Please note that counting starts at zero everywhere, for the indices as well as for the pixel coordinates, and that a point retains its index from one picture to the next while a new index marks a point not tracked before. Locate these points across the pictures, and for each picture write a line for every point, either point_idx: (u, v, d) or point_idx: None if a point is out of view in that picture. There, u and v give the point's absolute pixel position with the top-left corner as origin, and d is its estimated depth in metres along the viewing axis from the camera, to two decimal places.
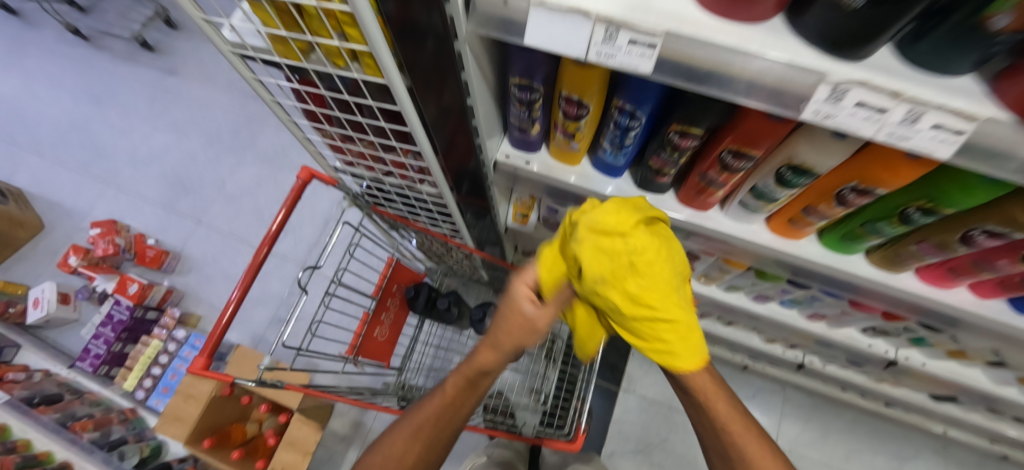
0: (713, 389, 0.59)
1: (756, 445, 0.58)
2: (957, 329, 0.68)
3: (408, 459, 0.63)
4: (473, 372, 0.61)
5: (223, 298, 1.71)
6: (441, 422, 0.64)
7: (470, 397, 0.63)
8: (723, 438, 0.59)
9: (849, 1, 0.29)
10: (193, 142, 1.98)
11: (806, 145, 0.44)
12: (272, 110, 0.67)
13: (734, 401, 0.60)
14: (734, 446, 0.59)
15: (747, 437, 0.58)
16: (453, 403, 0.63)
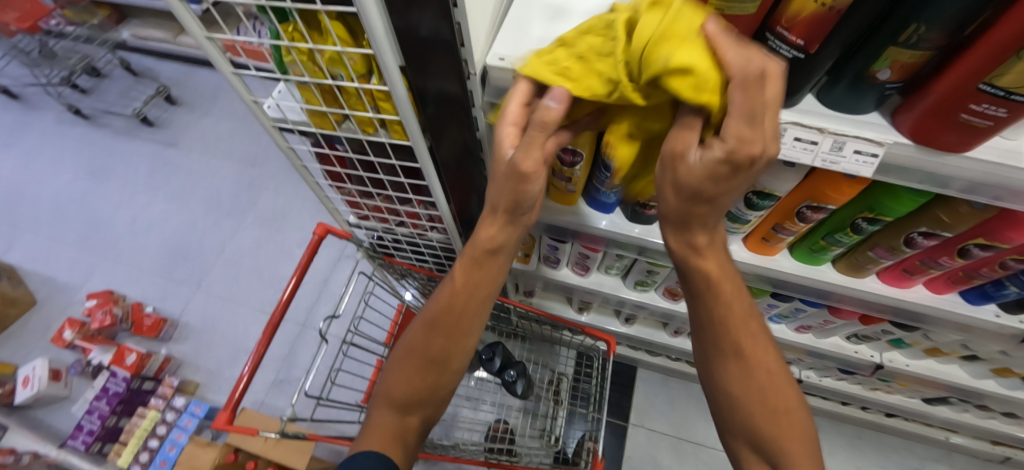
0: (719, 265, 0.51)
1: (749, 322, 0.53)
2: (925, 326, 0.76)
3: (430, 349, 0.63)
4: (479, 251, 0.58)
5: (221, 362, 1.69)
6: (456, 312, 0.62)
7: (481, 282, 0.60)
8: (717, 313, 0.52)
9: (774, 65, 0.39)
10: (192, 210, 2.04)
11: (766, 174, 0.54)
12: (299, 173, 0.75)
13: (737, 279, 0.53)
14: (731, 327, 0.53)
15: (735, 298, 0.52)
16: (463, 292, 0.61)
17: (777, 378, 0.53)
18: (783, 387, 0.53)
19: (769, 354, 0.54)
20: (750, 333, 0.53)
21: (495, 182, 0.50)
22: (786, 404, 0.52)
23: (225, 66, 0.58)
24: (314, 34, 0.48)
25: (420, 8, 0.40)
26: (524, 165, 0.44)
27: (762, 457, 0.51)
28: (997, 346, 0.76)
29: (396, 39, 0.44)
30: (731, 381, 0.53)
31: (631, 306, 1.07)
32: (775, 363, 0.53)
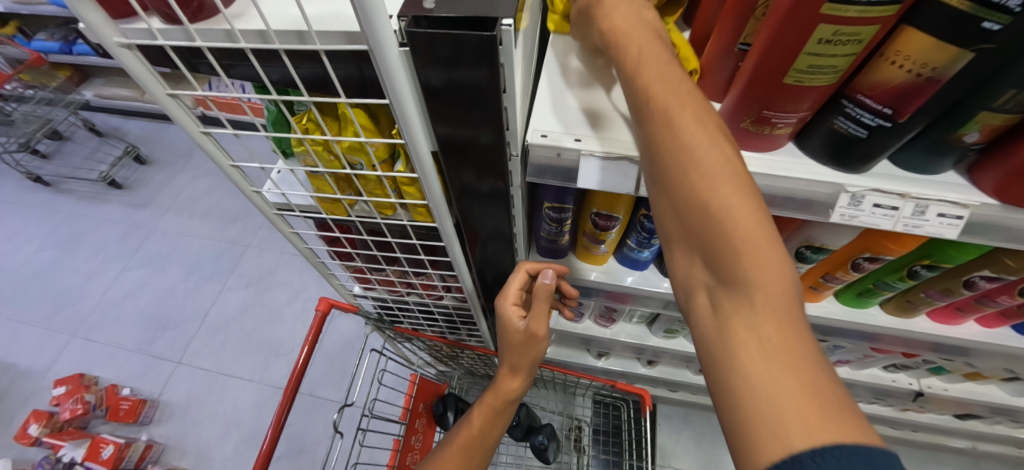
0: (618, 7, 0.37)
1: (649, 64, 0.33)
2: (971, 357, 0.74)
3: None
4: (497, 398, 0.62)
5: (210, 443, 1.54)
6: (470, 454, 0.61)
7: (496, 426, 0.63)
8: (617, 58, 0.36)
9: (850, 129, 0.36)
10: (170, 275, 1.91)
11: (822, 230, 0.50)
12: (304, 255, 0.69)
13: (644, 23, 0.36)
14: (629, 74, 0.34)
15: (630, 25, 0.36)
16: (481, 433, 0.62)
17: (712, 137, 0.30)
18: (719, 151, 0.30)
19: (700, 109, 0.31)
20: (653, 76, 0.33)
21: (509, 349, 0.59)
22: (725, 175, 0.29)
23: (222, 157, 0.51)
24: (331, 122, 0.44)
25: (424, 62, 0.33)
26: (536, 330, 0.55)
27: (699, 266, 0.30)
28: None
29: (428, 120, 0.40)
30: (645, 160, 0.34)
31: (655, 351, 1.03)
32: (712, 116, 0.32)
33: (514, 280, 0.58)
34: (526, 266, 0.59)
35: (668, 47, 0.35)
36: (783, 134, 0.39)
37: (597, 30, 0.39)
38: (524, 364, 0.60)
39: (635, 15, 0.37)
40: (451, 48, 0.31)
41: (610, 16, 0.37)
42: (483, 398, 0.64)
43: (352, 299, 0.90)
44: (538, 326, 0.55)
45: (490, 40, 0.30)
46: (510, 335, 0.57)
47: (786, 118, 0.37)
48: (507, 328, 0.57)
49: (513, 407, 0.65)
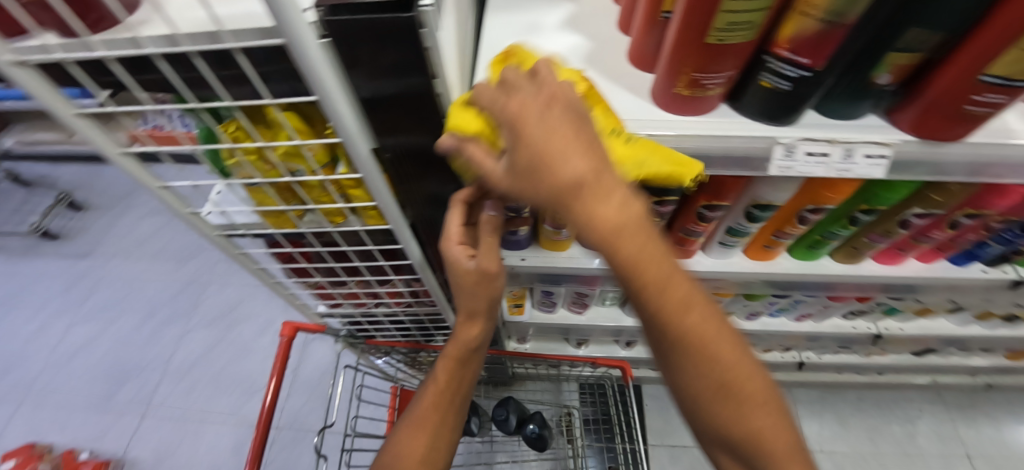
0: (620, 219, 0.31)
1: (685, 306, 0.34)
2: (917, 293, 0.79)
3: (416, 454, 0.58)
4: (460, 347, 0.60)
5: None
6: (443, 408, 0.61)
7: (464, 375, 0.62)
8: (635, 290, 0.33)
9: (778, 86, 0.38)
10: (124, 324, 1.79)
11: (766, 188, 0.52)
12: (257, 276, 0.66)
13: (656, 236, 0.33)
14: (665, 311, 0.34)
15: (648, 241, 0.32)
16: (449, 387, 0.62)
17: (742, 361, 0.36)
18: (751, 376, 0.37)
19: (729, 337, 0.36)
20: (691, 317, 0.34)
21: (464, 293, 0.53)
22: (759, 393, 0.36)
23: (150, 180, 0.47)
24: (262, 131, 0.42)
25: (346, 51, 0.32)
26: (488, 267, 0.49)
27: (740, 462, 0.38)
28: (980, 296, 0.80)
29: (363, 115, 0.38)
30: (686, 384, 0.37)
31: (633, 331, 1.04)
32: (734, 337, 0.37)
33: (451, 217, 0.49)
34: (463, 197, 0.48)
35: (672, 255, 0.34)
36: (715, 96, 0.40)
37: (585, 233, 0.31)
38: (480, 309, 0.56)
39: (648, 228, 0.32)
40: (372, 35, 0.30)
41: (606, 220, 0.30)
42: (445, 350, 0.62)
43: (318, 319, 0.87)
44: (486, 265, 0.49)
45: (410, 22, 0.29)
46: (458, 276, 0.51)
47: (715, 78, 0.38)
48: (456, 270, 0.51)
49: (479, 352, 0.62)
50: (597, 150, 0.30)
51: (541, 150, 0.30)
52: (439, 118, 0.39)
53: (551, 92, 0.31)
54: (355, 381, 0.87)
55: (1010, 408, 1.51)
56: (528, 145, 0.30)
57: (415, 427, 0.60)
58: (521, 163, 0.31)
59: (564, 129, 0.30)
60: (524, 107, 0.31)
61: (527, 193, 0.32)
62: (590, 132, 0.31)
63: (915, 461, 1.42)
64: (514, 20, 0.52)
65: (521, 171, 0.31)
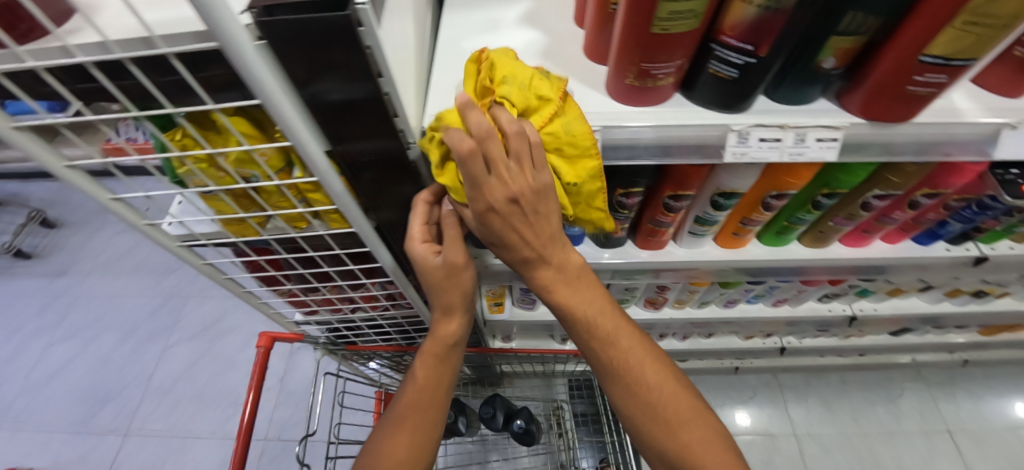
0: (559, 277, 0.46)
1: (614, 336, 0.48)
2: (887, 274, 0.80)
3: (397, 453, 0.57)
4: (439, 345, 0.59)
5: None
6: (423, 407, 0.60)
7: (444, 373, 0.61)
8: (574, 325, 0.48)
9: (726, 73, 0.38)
10: (103, 343, 1.74)
11: (728, 176, 0.53)
12: (225, 286, 0.65)
13: (592, 287, 0.48)
14: (598, 340, 0.49)
15: (584, 298, 0.48)
16: (429, 385, 0.61)
17: (666, 378, 0.49)
18: (673, 390, 0.49)
19: (655, 360, 0.50)
20: (621, 347, 0.49)
21: (437, 289, 0.53)
22: (681, 402, 0.49)
23: (100, 192, 0.46)
24: (212, 137, 0.41)
25: (285, 53, 0.31)
26: (456, 259, 0.50)
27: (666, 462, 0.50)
28: (947, 274, 0.82)
29: (312, 118, 0.38)
30: (619, 396, 0.50)
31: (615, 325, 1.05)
32: (661, 361, 0.50)
33: (415, 216, 0.48)
34: (422, 199, 0.48)
35: (611, 304, 0.49)
36: (668, 86, 0.41)
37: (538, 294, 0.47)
38: (456, 303, 0.55)
39: (583, 283, 0.48)
40: (310, 35, 0.30)
41: (550, 287, 0.47)
42: (424, 347, 0.61)
43: (295, 328, 0.86)
44: (450, 261, 0.50)
45: (346, 20, 0.29)
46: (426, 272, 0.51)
47: (664, 68, 0.38)
48: (422, 267, 0.51)
49: (460, 349, 0.61)
50: (549, 238, 0.43)
51: (503, 238, 0.41)
52: (392, 119, 0.39)
53: (522, 197, 0.38)
54: (337, 388, 0.86)
55: (988, 383, 1.55)
56: (493, 232, 0.40)
57: (395, 427, 0.59)
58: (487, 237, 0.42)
59: (521, 226, 0.40)
60: (497, 209, 0.38)
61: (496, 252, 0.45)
62: (540, 221, 0.41)
63: (899, 439, 1.45)
64: (471, 17, 0.52)
65: (487, 242, 0.43)
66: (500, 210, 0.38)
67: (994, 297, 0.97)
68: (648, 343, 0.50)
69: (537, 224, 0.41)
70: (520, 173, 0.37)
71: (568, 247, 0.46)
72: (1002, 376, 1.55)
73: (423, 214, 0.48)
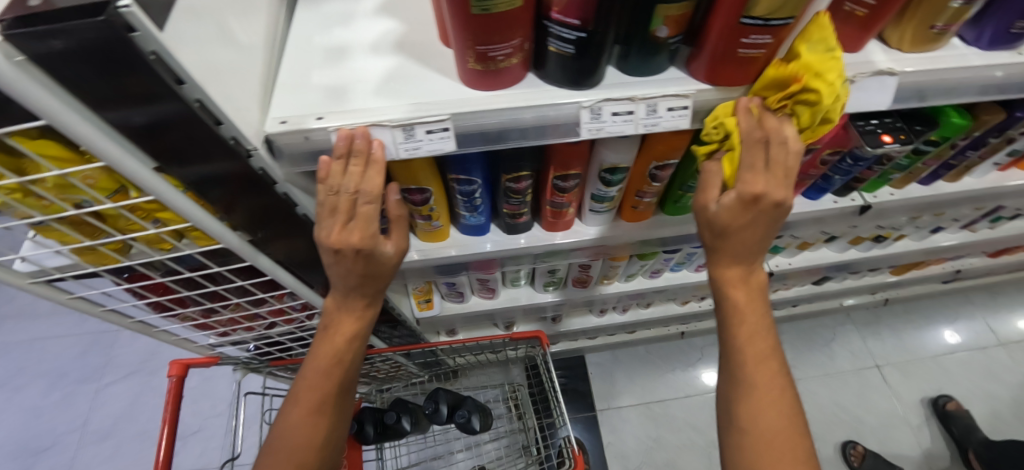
0: (739, 280, 0.50)
1: (759, 362, 0.49)
2: (790, 230, 0.85)
3: (316, 440, 0.51)
4: (349, 324, 0.51)
5: None
6: (341, 388, 0.53)
7: (352, 349, 0.52)
8: (729, 330, 0.51)
9: (565, 50, 0.38)
10: (26, 395, 1.50)
11: (608, 151, 0.54)
12: (109, 320, 0.60)
13: (762, 313, 0.51)
14: (745, 351, 0.50)
15: (754, 314, 0.50)
16: (337, 363, 0.51)
17: (783, 435, 0.47)
18: (790, 442, 0.47)
19: (783, 413, 0.48)
20: (760, 369, 0.49)
21: (373, 279, 0.48)
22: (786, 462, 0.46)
23: None
24: (26, 165, 0.37)
25: (55, 66, 0.27)
26: (401, 245, 0.48)
27: None
28: (842, 224, 0.88)
29: (125, 137, 0.34)
30: (734, 415, 0.50)
31: (553, 306, 1.06)
32: (791, 419, 0.48)
33: (369, 198, 0.41)
34: (381, 191, 0.41)
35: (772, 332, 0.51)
36: (515, 66, 0.40)
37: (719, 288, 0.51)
38: (379, 282, 0.49)
39: (758, 300, 0.51)
40: (76, 46, 0.26)
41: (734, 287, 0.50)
42: (334, 329, 0.51)
43: (212, 351, 0.81)
44: (399, 255, 0.48)
45: (110, 28, 0.26)
46: (377, 266, 0.46)
47: (500, 50, 0.37)
48: (377, 262, 0.46)
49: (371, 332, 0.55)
50: (763, 242, 0.47)
51: (732, 229, 0.45)
52: (220, 130, 0.36)
53: (785, 203, 0.43)
54: (264, 407, 0.82)
55: (907, 317, 1.68)
56: (729, 222, 0.45)
57: (296, 421, 0.50)
58: (722, 222, 0.45)
59: (763, 226, 0.45)
60: (759, 204, 0.43)
61: (706, 234, 0.48)
62: (770, 221, 0.45)
63: (836, 379, 1.56)
64: (324, 12, 0.49)
65: (714, 227, 0.46)
66: (759, 205, 0.43)
67: (892, 240, 1.05)
68: (791, 401, 0.49)
69: (765, 231, 0.45)
70: (788, 182, 0.43)
71: (759, 259, 0.49)
72: (919, 310, 1.69)
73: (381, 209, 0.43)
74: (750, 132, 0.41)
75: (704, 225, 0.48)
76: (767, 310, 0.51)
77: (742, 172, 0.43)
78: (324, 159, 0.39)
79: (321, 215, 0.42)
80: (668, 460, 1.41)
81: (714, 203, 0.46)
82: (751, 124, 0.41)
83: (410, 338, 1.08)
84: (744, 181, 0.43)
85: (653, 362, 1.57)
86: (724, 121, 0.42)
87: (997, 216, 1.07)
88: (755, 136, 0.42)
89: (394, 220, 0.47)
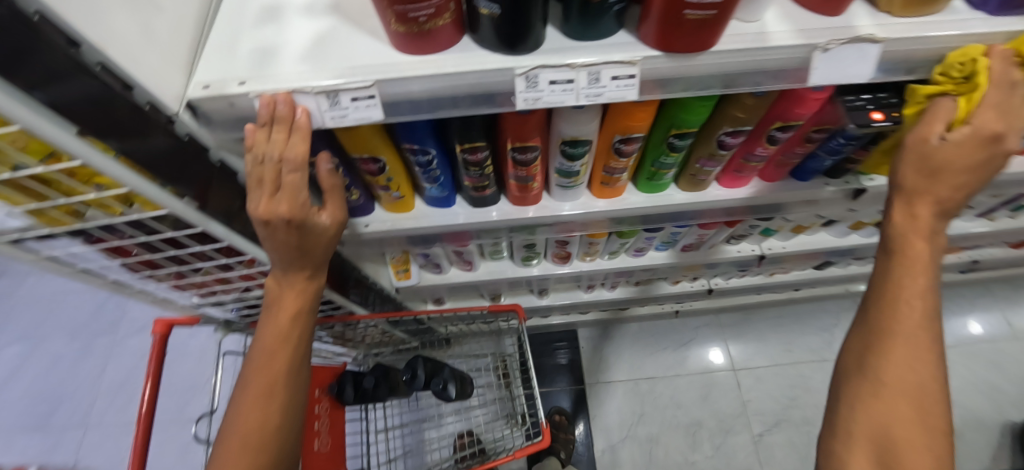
0: (923, 231, 0.45)
1: (920, 325, 0.45)
2: (782, 212, 0.80)
3: (270, 421, 0.52)
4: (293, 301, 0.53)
5: None
6: (294, 365, 0.54)
7: (299, 326, 0.54)
8: (891, 285, 0.46)
9: (492, 10, 0.35)
10: (45, 346, 1.58)
11: (565, 123, 0.51)
12: (82, 279, 0.61)
13: (934, 273, 0.46)
14: (901, 308, 0.45)
15: (926, 275, 0.45)
16: (285, 340, 0.53)
17: (914, 394, 0.44)
18: (920, 405, 0.44)
19: (923, 376, 0.44)
20: (914, 328, 0.45)
21: (311, 252, 0.50)
22: (911, 421, 0.43)
23: None
24: None
25: None
26: (338, 218, 0.49)
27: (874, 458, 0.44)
28: (838, 208, 0.83)
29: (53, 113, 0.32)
30: (867, 363, 0.47)
31: (535, 281, 1.06)
32: (932, 386, 0.44)
33: (301, 172, 0.41)
34: (308, 158, 0.40)
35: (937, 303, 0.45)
36: (445, 29, 0.37)
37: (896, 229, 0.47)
38: (315, 256, 0.50)
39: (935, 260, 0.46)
40: None
41: (914, 231, 0.45)
42: (280, 307, 0.52)
43: (194, 311, 0.84)
44: (337, 225, 0.50)
45: None
46: (313, 237, 0.48)
47: (420, 10, 0.33)
48: (313, 234, 0.47)
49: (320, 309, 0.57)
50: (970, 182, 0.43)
51: (948, 167, 0.42)
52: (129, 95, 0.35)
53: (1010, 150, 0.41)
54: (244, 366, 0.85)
55: None
56: (948, 159, 0.42)
57: (249, 406, 0.52)
58: (942, 159, 0.42)
59: (981, 172, 0.42)
60: (991, 145, 0.40)
61: (909, 171, 0.45)
62: (988, 161, 0.42)
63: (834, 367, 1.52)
64: None
65: (929, 163, 0.43)
66: (990, 147, 0.41)
67: None
68: (937, 373, 0.45)
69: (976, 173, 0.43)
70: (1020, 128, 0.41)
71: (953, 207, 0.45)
72: None
73: (307, 177, 0.42)
74: (1003, 73, 0.39)
75: (911, 162, 0.44)
76: (937, 274, 0.46)
77: (982, 111, 0.40)
78: (249, 127, 0.39)
79: (250, 187, 0.42)
80: (652, 434, 1.43)
81: (937, 139, 0.42)
82: (1004, 66, 0.39)
83: (393, 306, 1.10)
84: (985, 120, 0.40)
85: (645, 339, 1.56)
86: (979, 59, 0.39)
87: (1019, 205, 0.99)
88: (1008, 77, 0.39)
89: (328, 192, 0.48)
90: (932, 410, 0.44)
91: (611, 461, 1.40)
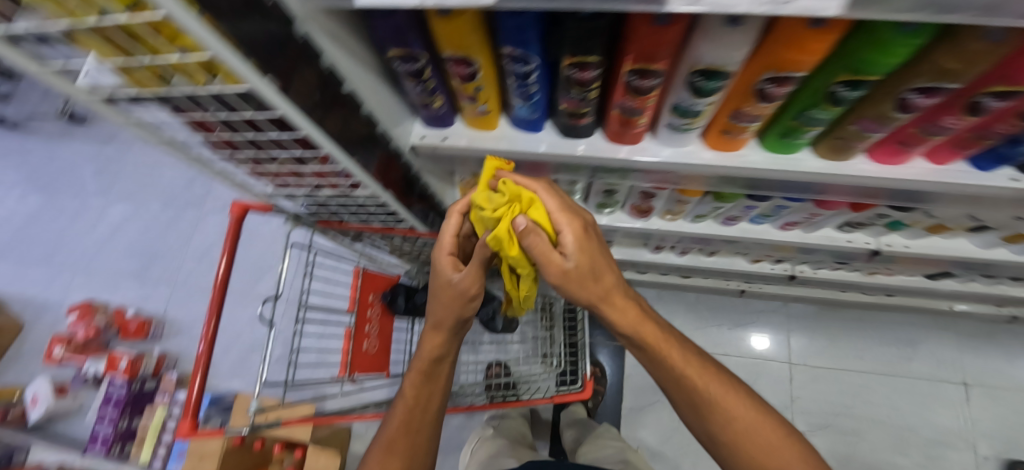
0: (631, 314, 0.59)
1: (684, 361, 0.59)
2: (930, 205, 0.65)
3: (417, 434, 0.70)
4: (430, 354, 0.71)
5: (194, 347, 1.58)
6: (425, 398, 0.71)
7: (436, 365, 0.72)
8: (651, 358, 0.60)
9: None
10: (147, 208, 1.77)
11: (708, 45, 0.40)
12: (169, 150, 0.62)
13: (663, 329, 0.60)
14: (664, 364, 0.59)
15: (651, 330, 0.59)
16: (426, 374, 0.71)
17: (740, 411, 0.56)
18: (741, 412, 0.56)
19: (733, 393, 0.57)
20: (688, 368, 0.58)
21: (439, 303, 0.67)
22: (744, 428, 0.56)
23: None
24: None
25: None
26: (467, 285, 0.64)
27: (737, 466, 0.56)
28: (1005, 213, 0.66)
29: None
30: (680, 401, 0.59)
31: (602, 231, 0.99)
32: (736, 394, 0.57)
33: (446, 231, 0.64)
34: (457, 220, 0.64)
35: (678, 340, 0.60)
36: None
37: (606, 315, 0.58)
38: (448, 313, 0.67)
39: (651, 317, 0.60)
40: None
41: (611, 306, 0.58)
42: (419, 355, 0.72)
43: (268, 199, 0.86)
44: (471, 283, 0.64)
45: None
46: (443, 287, 0.65)
47: None
48: (445, 284, 0.65)
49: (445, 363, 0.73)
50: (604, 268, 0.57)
51: (587, 266, 0.55)
52: None
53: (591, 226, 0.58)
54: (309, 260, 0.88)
55: None
56: (582, 257, 0.55)
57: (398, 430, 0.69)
58: (582, 263, 0.55)
59: (603, 254, 0.57)
60: (588, 240, 0.55)
61: (583, 287, 0.56)
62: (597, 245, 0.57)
63: (905, 384, 1.38)
64: None
65: (582, 271, 0.55)
66: (591, 238, 0.56)
67: None
68: (727, 382, 0.58)
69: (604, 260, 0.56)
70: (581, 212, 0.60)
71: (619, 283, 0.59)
72: None
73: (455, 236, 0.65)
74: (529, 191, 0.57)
75: (573, 273, 0.55)
76: (660, 322, 0.61)
77: (558, 217, 0.55)
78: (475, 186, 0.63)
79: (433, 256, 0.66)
80: None
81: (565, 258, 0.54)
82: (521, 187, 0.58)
83: None
84: (565, 223, 0.55)
85: (699, 311, 1.48)
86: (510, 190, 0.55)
87: None
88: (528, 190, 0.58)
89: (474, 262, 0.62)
90: (744, 411, 0.56)
91: (636, 421, 1.40)
